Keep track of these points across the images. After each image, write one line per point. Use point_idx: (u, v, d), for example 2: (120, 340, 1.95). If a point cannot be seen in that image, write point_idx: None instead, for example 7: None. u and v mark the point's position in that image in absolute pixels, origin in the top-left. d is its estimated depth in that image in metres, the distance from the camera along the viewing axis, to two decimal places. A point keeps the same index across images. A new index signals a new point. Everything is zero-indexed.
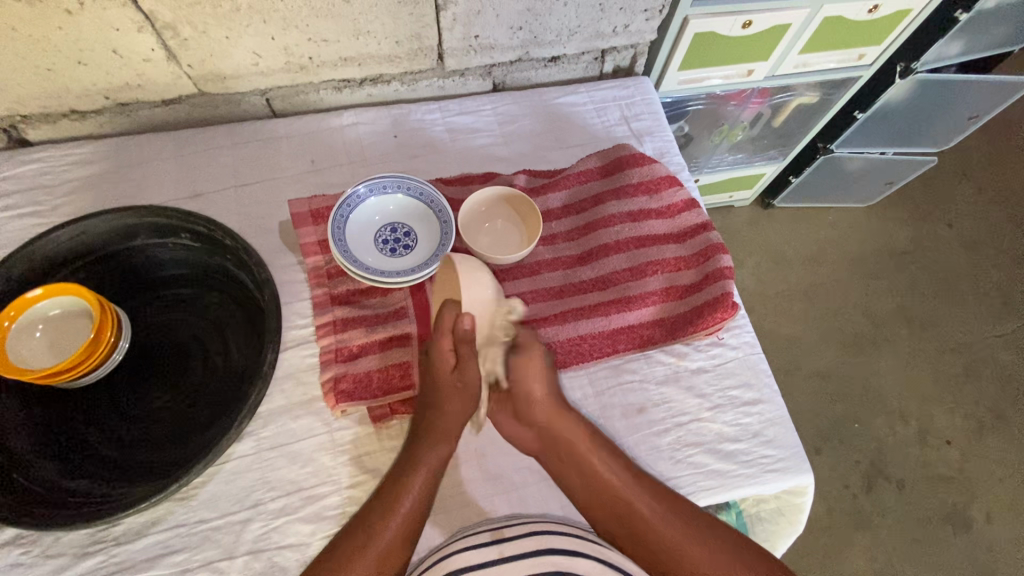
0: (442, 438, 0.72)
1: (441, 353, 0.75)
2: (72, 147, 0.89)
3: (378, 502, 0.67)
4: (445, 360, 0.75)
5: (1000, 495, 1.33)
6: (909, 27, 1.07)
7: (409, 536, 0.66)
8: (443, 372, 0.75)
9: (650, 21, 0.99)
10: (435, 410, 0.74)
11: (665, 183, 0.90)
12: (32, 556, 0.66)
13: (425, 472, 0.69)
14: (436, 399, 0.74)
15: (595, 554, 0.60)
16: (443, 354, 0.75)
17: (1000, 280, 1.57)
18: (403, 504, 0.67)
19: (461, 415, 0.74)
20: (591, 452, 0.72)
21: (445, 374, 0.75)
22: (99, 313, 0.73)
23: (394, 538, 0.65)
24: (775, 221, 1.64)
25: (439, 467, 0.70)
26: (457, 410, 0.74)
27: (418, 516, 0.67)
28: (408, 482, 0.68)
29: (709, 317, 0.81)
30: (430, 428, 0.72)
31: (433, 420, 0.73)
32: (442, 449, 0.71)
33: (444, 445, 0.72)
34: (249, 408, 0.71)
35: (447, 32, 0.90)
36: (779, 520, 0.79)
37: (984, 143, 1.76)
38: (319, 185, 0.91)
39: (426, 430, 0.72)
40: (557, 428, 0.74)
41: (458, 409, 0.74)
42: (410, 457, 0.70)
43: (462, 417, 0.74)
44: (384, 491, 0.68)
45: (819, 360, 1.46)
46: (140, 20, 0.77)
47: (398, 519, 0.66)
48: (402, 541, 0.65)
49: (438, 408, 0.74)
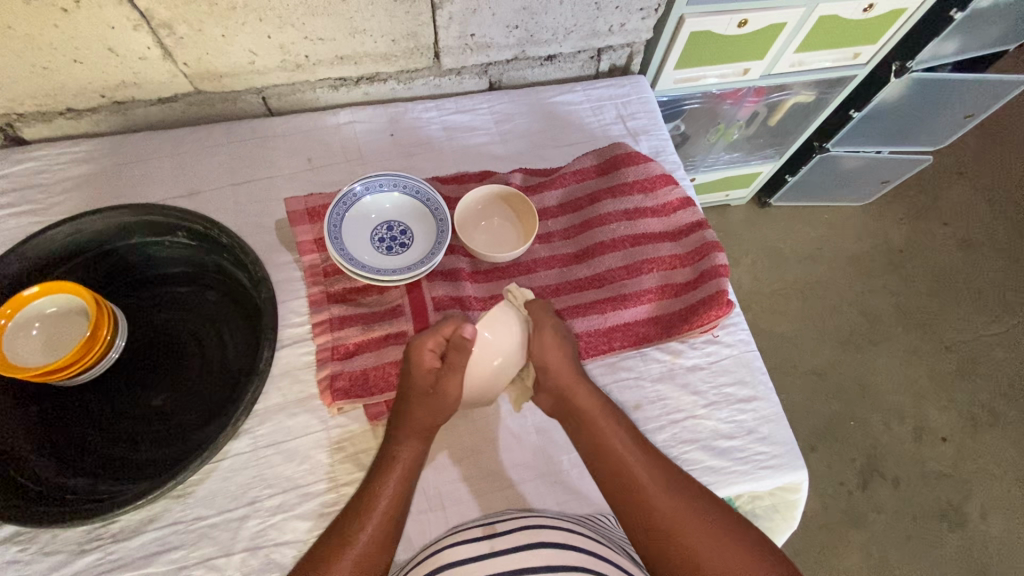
0: (413, 435, 0.70)
1: (420, 352, 0.72)
2: (69, 146, 0.89)
3: (356, 503, 0.66)
4: (424, 360, 0.72)
5: (994, 491, 1.34)
6: (904, 26, 1.07)
7: (387, 534, 0.64)
8: (421, 371, 0.72)
9: (646, 20, 0.99)
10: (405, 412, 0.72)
11: (660, 181, 0.90)
12: (29, 553, 0.66)
13: (400, 471, 0.68)
14: (406, 402, 0.72)
15: (590, 549, 0.61)
16: (423, 353, 0.72)
17: (995, 277, 1.58)
18: (381, 502, 0.66)
19: (432, 415, 0.71)
20: (601, 418, 0.71)
21: (422, 372, 0.72)
22: (96, 311, 0.73)
23: (373, 535, 0.63)
24: (771, 219, 1.64)
25: (413, 465, 0.69)
26: (430, 408, 0.71)
27: (395, 514, 0.65)
28: (386, 480, 0.67)
29: (704, 315, 0.82)
30: (403, 426, 0.71)
31: (404, 419, 0.71)
32: (414, 447, 0.70)
33: (415, 442, 0.70)
34: (247, 402, 0.72)
35: (443, 31, 0.90)
36: (773, 517, 0.78)
37: (980, 141, 1.76)
38: (315, 183, 0.91)
39: (397, 426, 0.71)
40: (562, 381, 0.73)
41: (427, 410, 0.71)
42: (386, 455, 0.69)
43: (434, 422, 0.71)
44: (363, 490, 0.67)
45: (815, 358, 1.46)
46: (135, 18, 0.77)
47: (375, 518, 0.64)
48: (379, 540, 0.63)
49: (407, 410, 0.71)
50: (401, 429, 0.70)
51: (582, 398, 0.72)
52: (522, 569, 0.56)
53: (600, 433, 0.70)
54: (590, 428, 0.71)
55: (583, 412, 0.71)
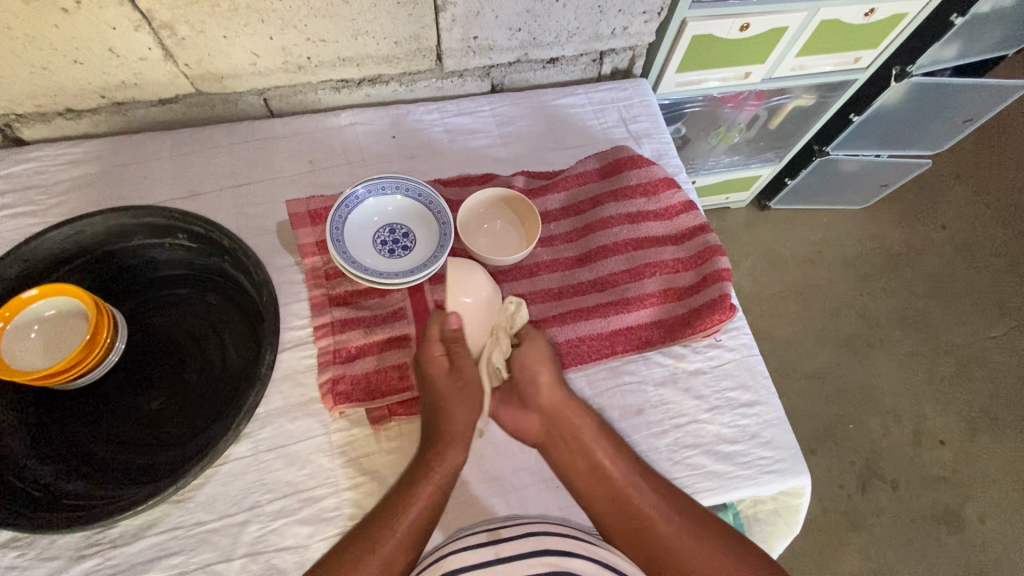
0: (454, 443, 0.72)
1: (433, 358, 0.75)
2: (68, 147, 0.88)
3: (388, 504, 0.67)
4: (437, 363, 0.75)
5: (993, 495, 1.34)
6: (905, 31, 1.08)
7: (413, 541, 0.66)
8: (440, 375, 0.75)
9: (648, 24, 0.99)
10: (442, 418, 0.73)
11: (664, 184, 0.90)
12: (27, 559, 0.65)
13: (437, 480, 0.69)
14: (439, 405, 0.74)
15: (594, 558, 0.60)
16: (434, 360, 0.75)
17: (993, 281, 1.58)
18: (412, 510, 0.67)
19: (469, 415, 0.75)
20: (588, 435, 0.74)
21: (441, 378, 0.75)
22: (96, 314, 0.72)
23: (400, 541, 0.65)
24: (771, 222, 1.65)
25: (452, 473, 0.70)
26: (462, 408, 0.74)
27: (425, 519, 0.67)
28: (420, 490, 0.68)
29: (708, 318, 0.81)
30: (444, 433, 0.72)
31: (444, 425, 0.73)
32: (454, 456, 0.71)
33: (457, 450, 0.71)
34: (249, 406, 0.71)
35: (446, 33, 0.90)
36: (775, 522, 0.79)
37: (979, 145, 1.77)
38: (316, 186, 0.91)
39: (438, 433, 0.72)
40: (545, 398, 0.76)
41: (464, 408, 0.74)
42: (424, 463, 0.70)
43: (472, 420, 0.75)
44: (398, 494, 0.68)
45: (815, 361, 1.47)
46: (137, 19, 0.77)
47: (405, 528, 0.66)
48: (409, 545, 0.65)
49: (447, 412, 0.73)
50: (440, 438, 0.72)
51: (569, 411, 0.75)
52: None
53: (593, 469, 0.72)
54: (587, 463, 0.73)
55: (570, 426, 0.75)
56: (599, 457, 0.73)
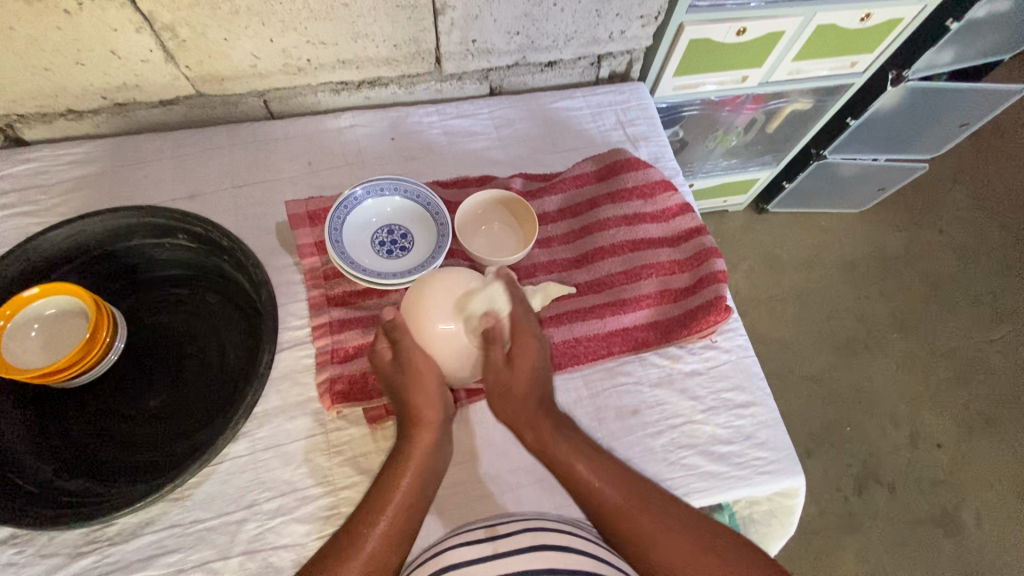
0: (421, 428, 0.71)
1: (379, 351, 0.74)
2: (69, 147, 0.89)
3: (369, 500, 0.66)
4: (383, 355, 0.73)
5: (990, 498, 1.34)
6: (900, 37, 1.09)
7: (396, 534, 0.64)
8: (386, 365, 0.73)
9: (646, 28, 1.00)
10: (402, 408, 0.72)
11: (660, 187, 0.91)
12: (26, 556, 0.66)
13: (412, 467, 0.68)
14: (397, 398, 0.72)
15: (591, 552, 0.61)
16: (380, 352, 0.74)
17: (989, 285, 1.59)
18: (393, 500, 0.66)
19: (426, 401, 0.71)
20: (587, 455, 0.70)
21: (387, 366, 0.73)
22: (96, 312, 0.73)
23: (381, 537, 0.63)
24: (769, 225, 1.66)
25: (428, 457, 0.70)
26: (418, 395, 0.71)
27: (407, 511, 0.66)
28: (399, 479, 0.67)
29: (703, 319, 0.82)
30: (407, 422, 0.71)
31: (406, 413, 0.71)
32: (424, 439, 0.70)
33: (425, 433, 0.71)
34: (247, 402, 0.72)
35: (445, 37, 0.91)
36: (770, 522, 0.79)
37: (975, 150, 1.78)
38: (316, 187, 0.91)
39: (405, 423, 0.71)
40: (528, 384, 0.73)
41: (421, 396, 0.71)
42: (397, 452, 0.70)
43: (431, 401, 0.72)
44: (375, 490, 0.67)
45: (812, 363, 1.47)
46: (138, 21, 0.77)
47: (385, 518, 0.65)
48: (391, 538, 0.64)
49: (403, 400, 0.72)
50: (406, 425, 0.71)
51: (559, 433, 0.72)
52: (525, 571, 0.56)
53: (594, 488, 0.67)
54: (585, 480, 0.68)
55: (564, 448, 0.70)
56: (598, 474, 0.68)
